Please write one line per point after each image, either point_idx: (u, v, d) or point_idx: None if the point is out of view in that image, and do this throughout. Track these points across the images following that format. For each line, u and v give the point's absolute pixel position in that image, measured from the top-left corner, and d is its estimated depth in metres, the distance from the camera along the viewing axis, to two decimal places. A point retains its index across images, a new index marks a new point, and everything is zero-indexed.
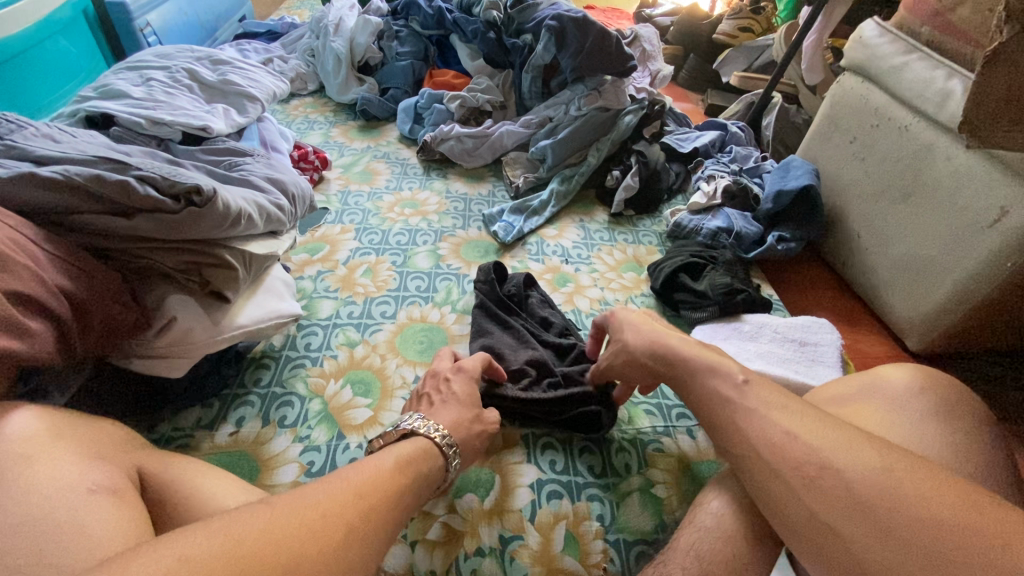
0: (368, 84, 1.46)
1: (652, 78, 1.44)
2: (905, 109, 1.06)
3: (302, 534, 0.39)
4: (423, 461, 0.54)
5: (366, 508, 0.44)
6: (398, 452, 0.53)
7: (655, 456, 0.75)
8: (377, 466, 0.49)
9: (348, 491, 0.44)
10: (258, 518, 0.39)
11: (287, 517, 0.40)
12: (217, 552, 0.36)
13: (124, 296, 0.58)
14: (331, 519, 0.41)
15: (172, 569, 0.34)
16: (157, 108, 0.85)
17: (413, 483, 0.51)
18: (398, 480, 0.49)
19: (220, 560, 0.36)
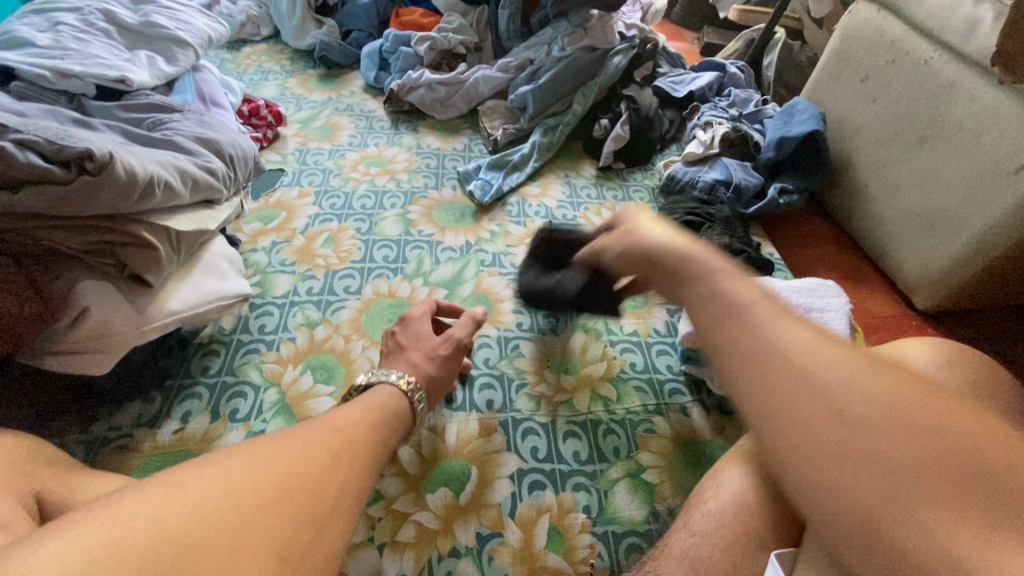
0: (327, 26, 1.30)
1: (643, 14, 1.30)
2: (924, 41, 0.95)
3: (287, 456, 0.38)
4: (389, 406, 0.54)
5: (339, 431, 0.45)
6: (369, 399, 0.54)
7: (647, 437, 0.69)
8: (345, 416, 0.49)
9: (320, 427, 0.44)
10: (239, 448, 0.38)
11: (269, 446, 0.39)
12: (200, 477, 0.34)
13: (19, 284, 0.49)
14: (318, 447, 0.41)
15: (152, 498, 0.32)
16: (65, 56, 0.72)
17: (381, 425, 0.51)
18: (365, 421, 0.49)
19: (221, 476, 0.35)
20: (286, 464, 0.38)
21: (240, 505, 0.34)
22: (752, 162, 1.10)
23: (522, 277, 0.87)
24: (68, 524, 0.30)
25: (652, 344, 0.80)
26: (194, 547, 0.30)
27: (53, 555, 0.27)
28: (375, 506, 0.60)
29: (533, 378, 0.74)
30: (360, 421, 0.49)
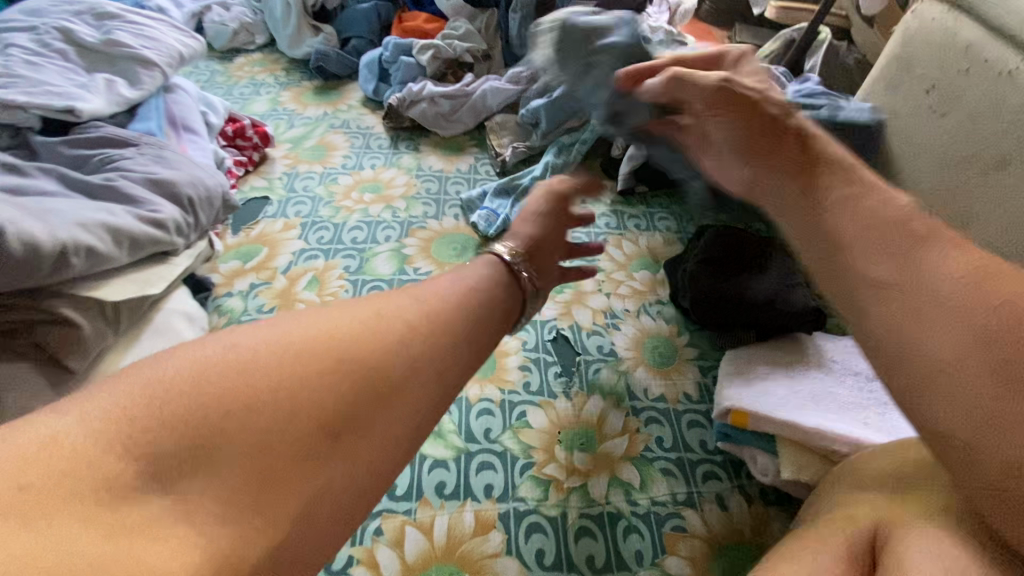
0: (324, 33, 1.20)
1: (670, 15, 1.18)
2: (1005, 47, 0.81)
3: (376, 346, 0.36)
4: (500, 287, 0.49)
5: (424, 309, 0.40)
6: (470, 276, 0.47)
7: (676, 537, 0.57)
8: (438, 286, 0.43)
9: (424, 307, 0.40)
10: (323, 322, 0.36)
11: (353, 325, 0.36)
12: (270, 351, 0.33)
13: None
14: (392, 318, 0.38)
15: (220, 365, 0.31)
16: (7, 85, 0.64)
17: (492, 307, 0.46)
18: (478, 304, 0.44)
19: (293, 352, 0.33)
20: (363, 352, 0.35)
21: (312, 409, 0.32)
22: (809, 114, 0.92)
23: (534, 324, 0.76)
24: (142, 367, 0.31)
25: (682, 413, 0.68)
26: (265, 448, 0.30)
27: (128, 387, 0.29)
28: None
29: (540, 456, 0.63)
30: (471, 299, 0.44)
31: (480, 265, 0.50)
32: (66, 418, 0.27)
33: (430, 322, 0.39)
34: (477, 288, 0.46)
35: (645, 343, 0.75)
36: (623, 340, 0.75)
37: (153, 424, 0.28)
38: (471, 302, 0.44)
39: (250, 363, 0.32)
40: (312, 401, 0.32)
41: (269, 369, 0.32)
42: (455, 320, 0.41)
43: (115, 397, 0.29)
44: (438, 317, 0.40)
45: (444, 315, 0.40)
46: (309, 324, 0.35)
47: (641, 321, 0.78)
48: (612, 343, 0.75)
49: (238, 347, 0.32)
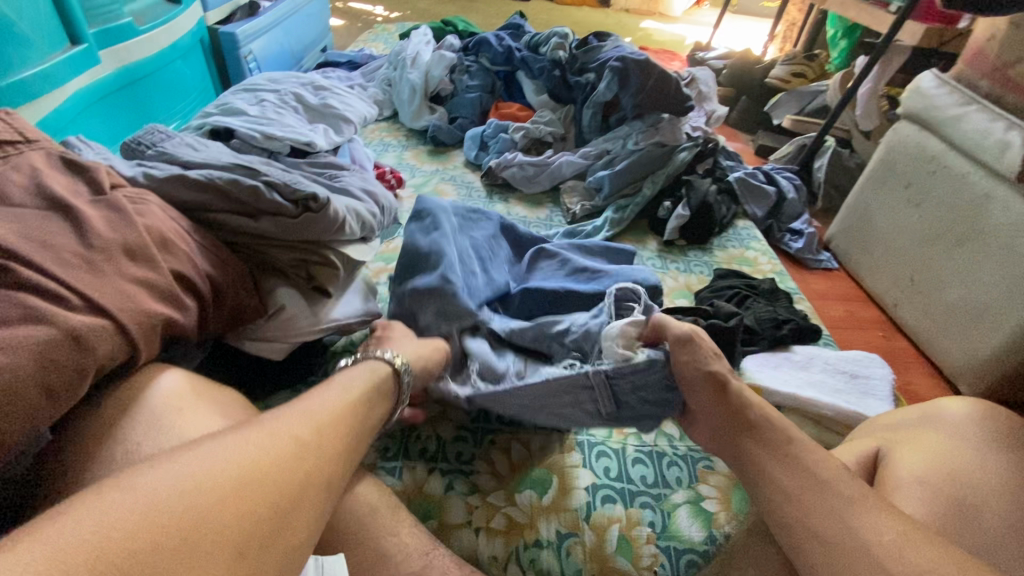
0: (439, 112, 1.57)
1: (707, 118, 1.51)
2: (962, 158, 1.09)
3: (253, 459, 0.43)
4: (378, 401, 0.60)
5: (319, 425, 0.49)
6: (366, 382, 0.60)
7: (707, 472, 0.78)
8: (324, 400, 0.53)
9: (306, 424, 0.49)
10: (242, 452, 0.43)
11: (262, 447, 0.44)
12: (230, 470, 0.41)
13: (248, 284, 0.68)
14: (289, 439, 0.46)
15: (146, 497, 0.37)
16: (270, 125, 0.96)
17: (361, 409, 0.56)
18: (349, 411, 0.54)
19: (239, 471, 0.41)
20: (273, 468, 0.43)
21: (193, 514, 0.38)
22: (766, 200, 1.41)
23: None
24: (108, 497, 0.36)
25: None
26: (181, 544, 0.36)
27: (89, 523, 0.34)
28: (473, 497, 0.71)
29: None
30: (355, 402, 0.56)
31: (356, 372, 0.61)
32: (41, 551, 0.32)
33: (325, 437, 0.49)
34: (357, 396, 0.57)
35: None
36: None
37: (132, 537, 0.34)
38: (349, 414, 0.53)
39: (210, 495, 0.39)
40: (218, 530, 0.38)
41: (207, 500, 0.39)
42: (339, 442, 0.50)
43: (116, 518, 0.35)
44: (335, 428, 0.51)
45: (334, 437, 0.50)
46: (236, 457, 0.42)
47: None
48: None
49: (170, 472, 0.39)
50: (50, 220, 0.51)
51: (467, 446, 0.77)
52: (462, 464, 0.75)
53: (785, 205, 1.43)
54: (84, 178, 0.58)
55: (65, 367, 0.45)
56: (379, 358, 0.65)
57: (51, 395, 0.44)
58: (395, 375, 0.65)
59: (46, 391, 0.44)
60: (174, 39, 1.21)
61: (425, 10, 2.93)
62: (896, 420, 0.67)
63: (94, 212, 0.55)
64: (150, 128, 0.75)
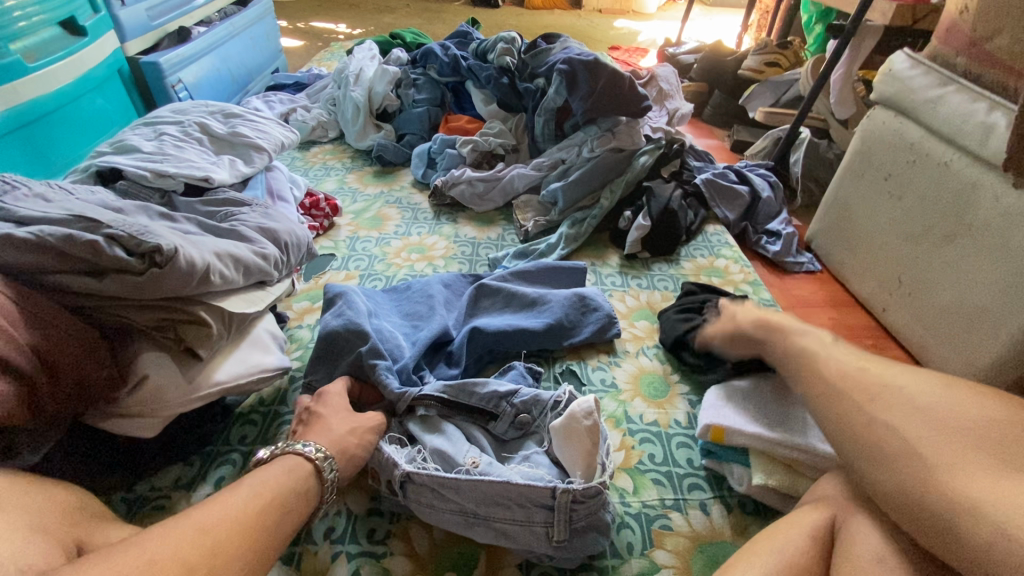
0: (385, 130, 1.47)
1: (670, 117, 1.41)
2: (943, 144, 0.98)
3: None
4: (291, 497, 0.52)
5: (216, 542, 0.44)
6: (280, 481, 0.53)
7: (664, 534, 0.67)
8: (229, 508, 0.47)
9: (194, 544, 0.43)
10: None
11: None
12: None
13: (101, 353, 0.58)
14: (168, 561, 0.41)
15: None
16: (164, 161, 0.87)
17: (271, 514, 0.49)
18: (254, 521, 0.47)
19: None
20: None
21: None
22: (738, 201, 1.31)
23: (541, 357, 0.91)
24: None
25: (673, 435, 0.79)
26: None
27: None
28: None
29: None
30: (266, 507, 0.49)
31: (272, 468, 0.54)
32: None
33: (220, 558, 0.43)
34: (270, 498, 0.50)
35: (642, 378, 0.88)
36: (623, 375, 0.88)
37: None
38: (254, 525, 0.47)
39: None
40: None
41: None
42: (241, 555, 0.45)
43: None
44: (236, 540, 0.45)
45: (228, 553, 0.44)
46: None
47: (640, 361, 0.91)
48: (613, 376, 0.88)
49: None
50: None
51: (382, 522, 0.67)
52: (373, 545, 0.64)
53: (762, 206, 1.32)
54: None
55: None
56: (295, 452, 0.57)
57: None
58: (313, 473, 0.56)
59: None
60: (81, 73, 1.13)
61: (390, 25, 2.85)
62: None
63: None
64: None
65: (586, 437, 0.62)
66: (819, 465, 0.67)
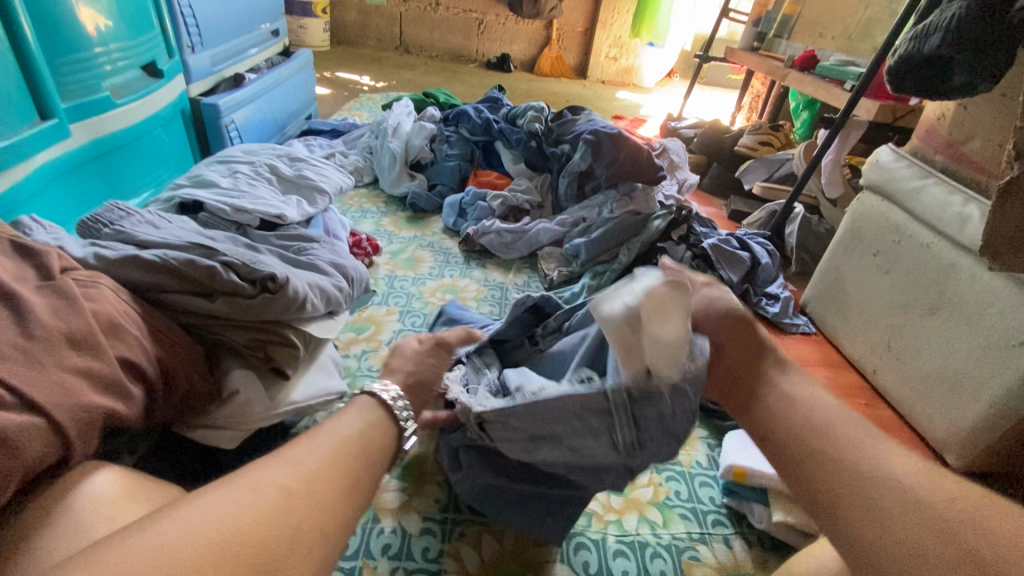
0: (418, 179, 1.58)
1: (680, 186, 1.56)
2: (925, 228, 1.12)
3: (203, 545, 0.34)
4: (374, 440, 0.47)
5: (309, 487, 0.40)
6: (364, 425, 0.48)
7: (692, 563, 0.73)
8: (312, 456, 0.43)
9: (285, 489, 0.39)
10: (192, 542, 0.34)
11: (212, 529, 0.35)
12: (161, 564, 0.32)
13: (202, 367, 0.64)
14: (263, 507, 0.37)
15: None
16: (240, 197, 0.95)
17: (358, 462, 0.44)
18: (341, 470, 0.43)
19: (184, 566, 0.33)
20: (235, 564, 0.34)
21: None
22: (739, 265, 1.40)
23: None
24: None
25: (695, 475, 0.86)
26: None
27: None
28: None
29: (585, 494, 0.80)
30: (354, 452, 0.45)
31: (351, 415, 0.49)
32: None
33: (317, 507, 0.39)
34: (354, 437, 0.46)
35: None
36: None
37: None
38: (342, 472, 0.43)
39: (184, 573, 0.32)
40: None
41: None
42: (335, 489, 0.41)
43: None
44: (333, 474, 0.42)
45: (322, 500, 0.40)
46: (189, 537, 0.34)
47: None
48: None
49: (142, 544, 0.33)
50: None
51: (434, 541, 0.71)
52: (429, 562, 0.69)
53: (762, 271, 1.43)
54: (33, 262, 0.55)
55: None
56: (374, 394, 0.51)
57: None
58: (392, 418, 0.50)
59: None
60: (153, 111, 1.22)
61: (411, 81, 3.06)
62: None
63: (39, 298, 0.51)
64: (112, 206, 0.74)
65: (628, 330, 0.51)
66: None
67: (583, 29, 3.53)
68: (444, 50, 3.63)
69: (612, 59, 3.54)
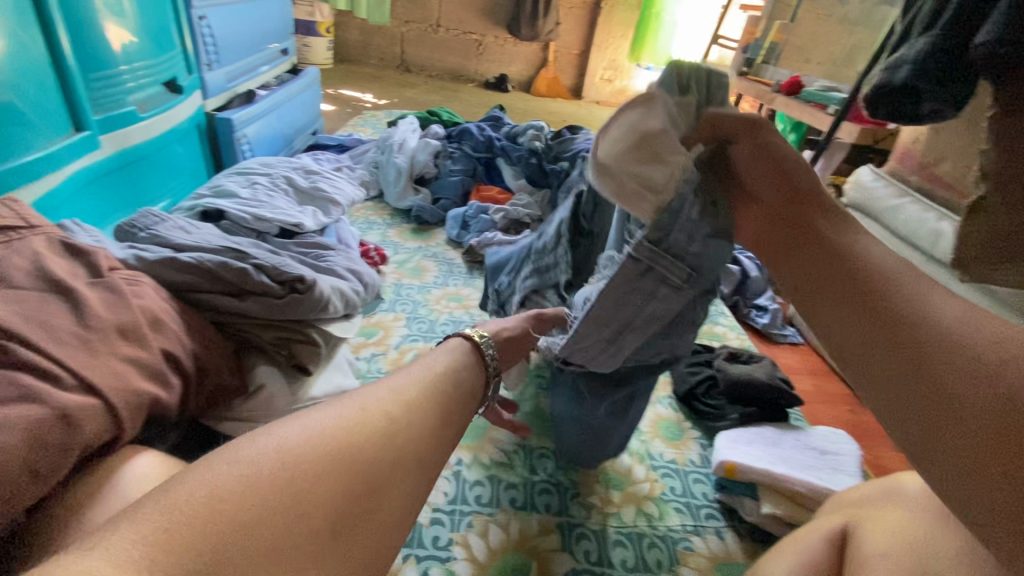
0: (423, 193, 1.64)
1: None
2: (905, 245, 1.16)
3: (342, 440, 0.41)
4: (454, 373, 0.56)
5: (410, 406, 0.47)
6: (452, 361, 0.58)
7: (687, 553, 0.78)
8: (408, 381, 0.50)
9: (395, 396, 0.48)
10: (325, 435, 0.40)
11: (350, 421, 0.42)
12: (312, 447, 0.39)
13: (232, 362, 0.69)
14: (375, 412, 0.44)
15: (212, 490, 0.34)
16: (260, 207, 1.00)
17: (440, 395, 0.51)
18: (439, 392, 0.52)
19: (330, 452, 0.39)
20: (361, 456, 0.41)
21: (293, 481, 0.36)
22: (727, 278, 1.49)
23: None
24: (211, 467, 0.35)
25: (689, 472, 0.91)
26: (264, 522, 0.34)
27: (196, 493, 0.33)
28: None
29: (586, 489, 0.85)
30: (444, 380, 0.54)
31: (440, 354, 0.58)
32: (127, 549, 0.29)
33: (416, 418, 0.47)
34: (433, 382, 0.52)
35: (660, 422, 1.00)
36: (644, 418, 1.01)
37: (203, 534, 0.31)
38: (434, 397, 0.50)
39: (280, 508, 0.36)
40: (324, 497, 0.37)
41: (304, 469, 0.37)
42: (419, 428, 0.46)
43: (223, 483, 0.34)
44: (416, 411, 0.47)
45: (422, 409, 0.48)
46: (333, 422, 0.42)
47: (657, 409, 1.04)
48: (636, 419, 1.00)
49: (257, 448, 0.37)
50: (49, 301, 0.52)
51: (444, 530, 0.75)
52: (439, 550, 0.73)
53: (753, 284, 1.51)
54: (83, 261, 0.60)
55: (52, 448, 0.44)
56: (464, 338, 0.63)
57: (36, 475, 0.43)
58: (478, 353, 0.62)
59: (30, 475, 0.42)
60: (173, 125, 1.28)
61: (412, 99, 3.14)
62: (863, 498, 0.69)
63: (92, 292, 0.56)
64: (146, 212, 0.79)
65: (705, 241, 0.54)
66: (819, 498, 0.79)
67: (579, 51, 3.65)
68: (443, 70, 3.73)
69: (607, 80, 3.66)
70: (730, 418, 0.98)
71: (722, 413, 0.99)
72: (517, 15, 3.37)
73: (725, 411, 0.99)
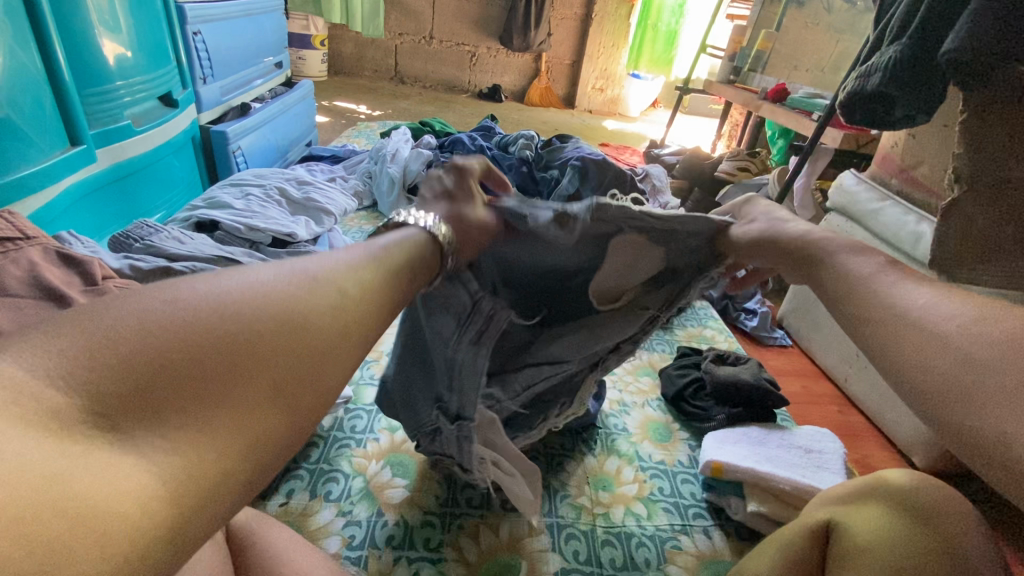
0: (416, 203, 1.67)
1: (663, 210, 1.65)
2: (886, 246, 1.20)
3: (282, 296, 0.34)
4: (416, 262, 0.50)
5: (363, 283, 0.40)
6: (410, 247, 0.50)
7: (675, 552, 0.79)
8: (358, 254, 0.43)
9: (343, 267, 0.40)
10: (259, 288, 0.33)
11: (290, 284, 0.35)
12: (243, 299, 0.32)
13: None
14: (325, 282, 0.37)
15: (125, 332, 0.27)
16: (253, 217, 1.02)
17: (390, 275, 0.45)
18: (390, 270, 0.45)
19: (267, 312, 0.32)
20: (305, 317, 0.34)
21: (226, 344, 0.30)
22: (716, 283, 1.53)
23: (588, 433, 0.97)
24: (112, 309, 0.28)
25: (677, 472, 0.93)
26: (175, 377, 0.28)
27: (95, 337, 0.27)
28: None
29: (575, 490, 0.86)
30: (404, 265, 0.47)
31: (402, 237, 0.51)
32: (44, 356, 0.25)
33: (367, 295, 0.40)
34: (400, 262, 0.47)
35: (649, 425, 1.02)
36: (633, 421, 1.02)
37: (131, 379, 0.26)
38: (387, 274, 0.44)
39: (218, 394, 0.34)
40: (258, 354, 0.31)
41: (241, 320, 0.31)
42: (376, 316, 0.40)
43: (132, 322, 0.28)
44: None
45: (376, 291, 0.41)
46: (263, 280, 0.34)
47: (646, 411, 1.06)
48: (625, 422, 1.02)
49: (201, 287, 0.31)
50: (45, 309, 0.54)
51: (435, 532, 0.77)
52: (430, 551, 0.74)
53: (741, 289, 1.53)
54: (78, 270, 0.62)
55: None
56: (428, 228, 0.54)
57: None
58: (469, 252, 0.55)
59: None
60: (167, 139, 1.30)
61: (405, 110, 3.17)
62: (842, 494, 0.66)
63: (86, 300, 0.58)
64: (139, 224, 0.81)
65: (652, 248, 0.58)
66: (804, 495, 0.80)
67: (571, 61, 3.69)
68: (438, 81, 3.77)
69: (599, 89, 3.70)
70: (717, 419, 1.00)
71: (709, 414, 1.01)
72: (508, 26, 3.42)
73: (712, 411, 1.01)
